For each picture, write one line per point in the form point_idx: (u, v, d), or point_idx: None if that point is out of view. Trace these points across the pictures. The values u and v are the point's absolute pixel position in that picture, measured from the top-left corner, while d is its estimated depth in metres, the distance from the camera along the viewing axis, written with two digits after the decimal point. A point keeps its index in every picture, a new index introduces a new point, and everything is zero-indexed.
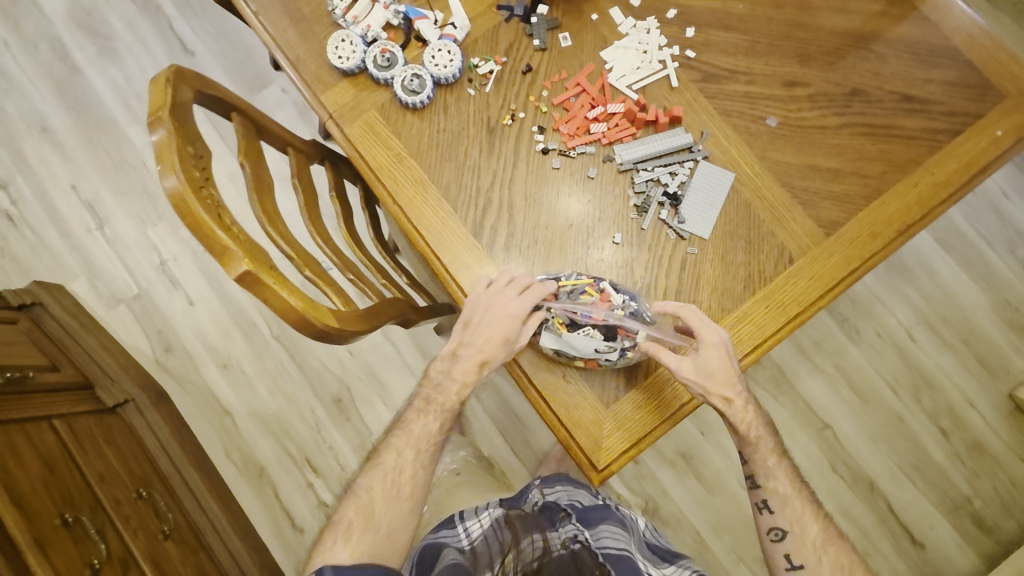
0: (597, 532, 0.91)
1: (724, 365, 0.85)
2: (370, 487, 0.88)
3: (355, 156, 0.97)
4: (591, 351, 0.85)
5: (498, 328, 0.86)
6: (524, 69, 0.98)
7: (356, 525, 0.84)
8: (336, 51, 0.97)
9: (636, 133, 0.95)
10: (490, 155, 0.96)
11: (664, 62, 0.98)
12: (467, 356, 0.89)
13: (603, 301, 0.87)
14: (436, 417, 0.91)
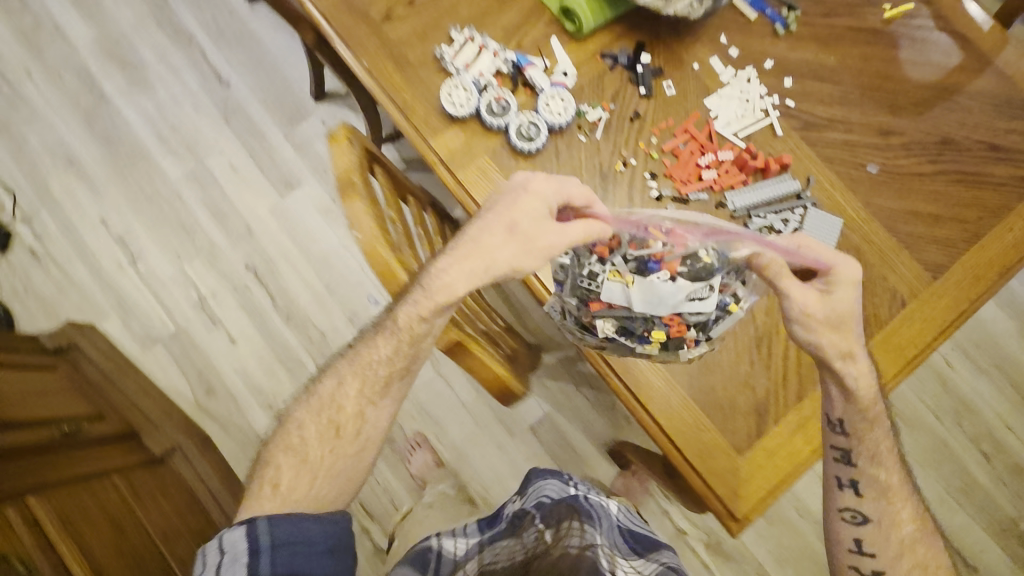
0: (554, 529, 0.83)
1: (850, 308, 0.82)
2: (308, 418, 0.88)
3: (468, 202, 0.96)
4: (680, 301, 0.73)
5: (554, 234, 0.76)
6: (632, 116, 1.00)
7: (267, 490, 0.84)
8: (450, 98, 0.96)
9: (746, 180, 0.98)
10: (604, 201, 0.96)
11: (766, 110, 1.01)
12: (512, 246, 0.79)
13: (675, 241, 0.73)
14: (391, 341, 0.86)
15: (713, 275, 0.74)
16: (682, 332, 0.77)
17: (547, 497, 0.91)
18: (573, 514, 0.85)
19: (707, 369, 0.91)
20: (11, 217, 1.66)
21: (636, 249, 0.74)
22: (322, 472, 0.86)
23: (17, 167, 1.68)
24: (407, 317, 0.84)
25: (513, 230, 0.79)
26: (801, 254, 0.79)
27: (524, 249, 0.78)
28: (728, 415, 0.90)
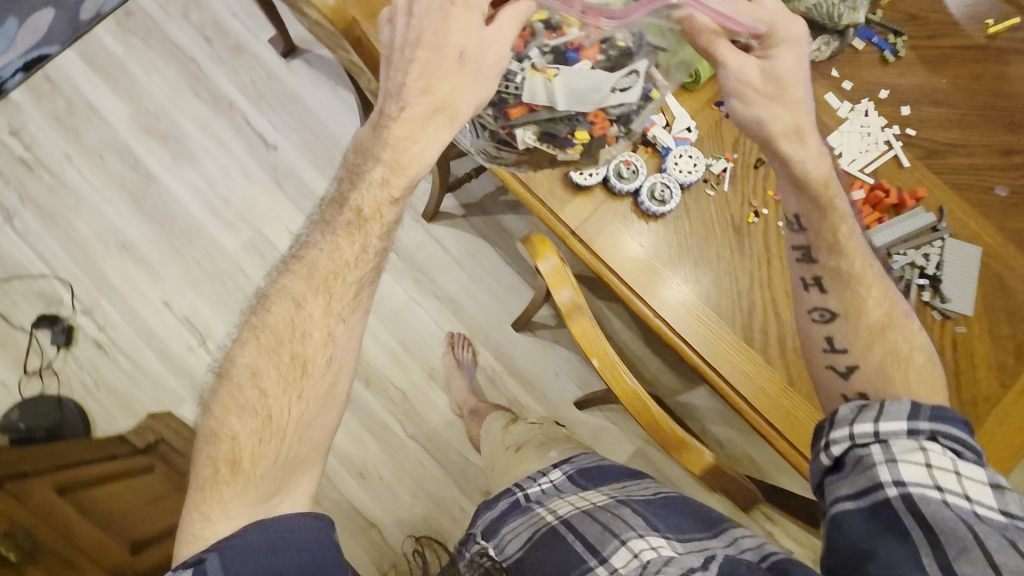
0: (497, 540, 0.88)
1: (796, 70, 0.76)
2: (226, 433, 0.73)
3: (604, 272, 0.94)
4: (608, 93, 0.77)
5: (500, 45, 0.72)
6: (757, 164, 0.97)
7: (219, 472, 0.71)
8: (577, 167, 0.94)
9: (881, 218, 0.96)
10: (741, 256, 0.95)
11: (888, 142, 0.99)
12: (449, 108, 0.74)
13: (590, 22, 0.74)
14: (315, 283, 0.77)
15: (625, 37, 0.76)
16: (605, 131, 0.83)
17: (485, 518, 0.94)
18: (507, 521, 0.90)
19: None
20: (71, 309, 1.61)
21: (551, 39, 0.76)
22: (244, 463, 0.71)
23: (70, 256, 1.63)
24: (331, 243, 0.78)
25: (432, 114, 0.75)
26: (741, 8, 0.72)
27: (449, 127, 0.75)
28: None
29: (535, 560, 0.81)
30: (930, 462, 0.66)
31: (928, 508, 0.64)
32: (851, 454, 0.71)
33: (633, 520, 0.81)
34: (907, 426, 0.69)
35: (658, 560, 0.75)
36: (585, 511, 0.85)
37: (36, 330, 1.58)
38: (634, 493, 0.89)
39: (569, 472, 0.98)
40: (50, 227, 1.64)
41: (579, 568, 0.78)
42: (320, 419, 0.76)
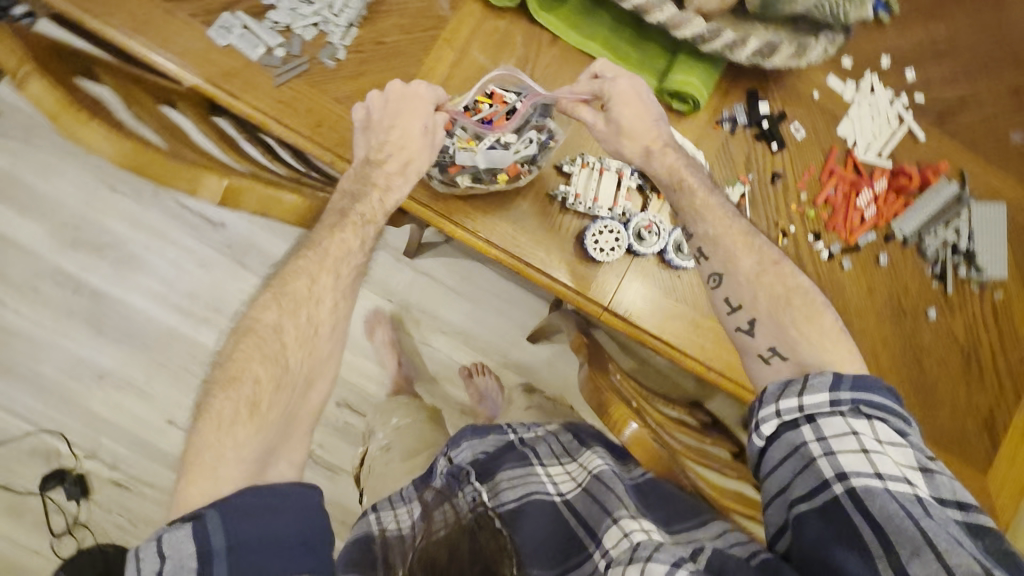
0: (493, 486, 0.87)
1: (639, 118, 0.83)
2: (251, 355, 0.75)
3: (645, 338, 0.88)
4: (511, 158, 0.80)
5: (413, 117, 0.81)
6: (775, 178, 0.91)
7: (238, 414, 0.71)
8: (597, 244, 0.85)
9: (908, 202, 0.92)
10: None
11: (899, 116, 0.93)
12: (386, 167, 0.82)
13: (497, 101, 0.83)
14: (330, 265, 0.82)
15: (514, 96, 0.83)
16: (519, 171, 0.82)
17: (476, 449, 0.94)
18: (506, 463, 0.90)
19: (932, 406, 0.93)
20: (75, 458, 1.50)
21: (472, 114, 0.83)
22: (265, 405, 0.73)
23: (49, 404, 1.50)
24: (335, 239, 0.83)
25: (370, 161, 0.83)
26: (581, 89, 0.85)
27: (404, 173, 0.82)
28: (962, 441, 0.94)
29: (528, 524, 0.81)
30: (857, 447, 0.65)
31: (870, 500, 0.62)
32: (785, 439, 0.70)
33: (614, 496, 0.79)
34: (830, 399, 0.68)
35: (648, 544, 0.70)
36: (567, 504, 0.83)
37: (46, 492, 1.48)
38: (615, 466, 0.86)
39: (570, 435, 0.97)
40: (14, 382, 1.48)
41: (577, 547, 0.77)
42: (306, 377, 0.79)
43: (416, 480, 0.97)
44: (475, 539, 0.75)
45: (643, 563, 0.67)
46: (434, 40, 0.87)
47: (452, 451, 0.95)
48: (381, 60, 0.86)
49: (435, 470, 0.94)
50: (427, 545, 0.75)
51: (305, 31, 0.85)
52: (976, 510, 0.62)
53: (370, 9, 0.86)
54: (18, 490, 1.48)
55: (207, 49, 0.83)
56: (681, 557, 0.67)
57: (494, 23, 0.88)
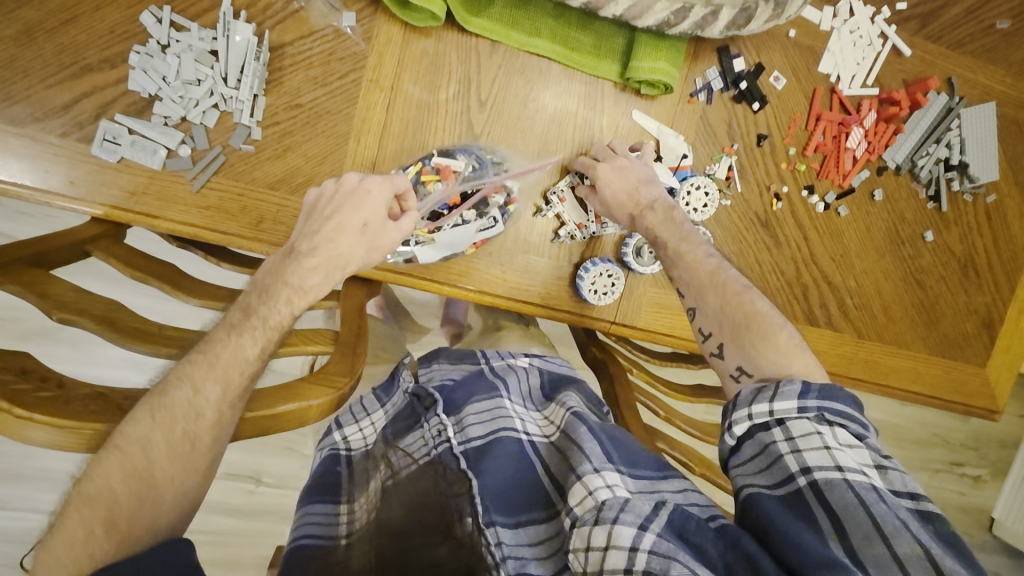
0: (458, 422, 0.63)
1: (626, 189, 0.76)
2: (109, 471, 0.48)
3: (661, 339, 0.87)
4: (473, 235, 0.76)
5: (357, 212, 0.65)
6: (761, 140, 0.84)
7: (90, 534, 0.46)
8: (592, 284, 0.81)
9: (898, 128, 0.87)
10: (779, 246, 0.88)
11: (881, 34, 0.85)
12: (308, 259, 0.63)
13: (445, 175, 0.75)
14: (220, 373, 0.55)
15: (464, 165, 0.76)
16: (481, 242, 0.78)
17: (445, 374, 0.70)
18: (474, 394, 0.66)
19: (937, 321, 0.95)
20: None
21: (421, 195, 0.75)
22: (126, 524, 0.48)
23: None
24: (232, 344, 0.57)
25: (294, 253, 0.63)
26: (563, 137, 0.80)
27: (327, 275, 0.64)
28: (965, 344, 0.97)
29: (492, 467, 0.58)
30: (818, 445, 0.55)
31: (832, 494, 0.52)
32: (752, 439, 0.59)
33: (578, 450, 0.58)
34: (798, 405, 0.58)
35: (615, 502, 0.52)
36: (534, 447, 0.62)
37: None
38: (585, 408, 0.64)
39: (542, 373, 0.74)
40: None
41: (540, 505, 0.58)
42: (182, 492, 0.52)
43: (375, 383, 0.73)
44: (435, 483, 0.57)
45: (607, 527, 0.50)
46: (357, 85, 0.74)
47: (422, 368, 0.73)
48: (304, 125, 0.74)
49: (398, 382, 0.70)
50: (388, 492, 0.59)
51: (205, 117, 0.71)
52: (925, 499, 0.52)
53: (271, 67, 0.72)
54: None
55: (99, 171, 0.70)
56: (650, 515, 0.50)
57: (420, 45, 0.75)
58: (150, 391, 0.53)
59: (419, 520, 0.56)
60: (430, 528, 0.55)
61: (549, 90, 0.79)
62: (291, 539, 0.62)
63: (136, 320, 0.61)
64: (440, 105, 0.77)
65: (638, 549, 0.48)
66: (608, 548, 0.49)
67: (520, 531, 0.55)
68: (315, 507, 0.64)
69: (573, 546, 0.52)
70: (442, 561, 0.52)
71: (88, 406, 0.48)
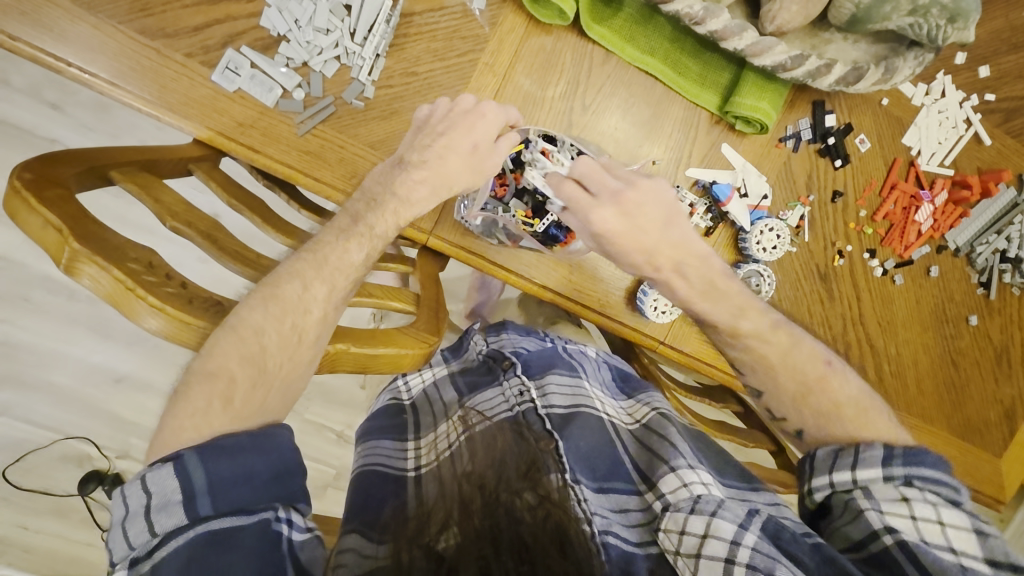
0: (540, 388, 0.68)
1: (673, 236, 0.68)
2: (228, 351, 0.50)
3: (705, 368, 0.89)
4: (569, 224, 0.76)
5: (469, 132, 0.67)
6: (836, 197, 0.87)
7: (210, 406, 0.49)
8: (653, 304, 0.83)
9: (965, 212, 0.91)
10: (832, 301, 0.90)
11: (967, 119, 0.88)
12: (419, 176, 0.66)
13: (547, 159, 0.74)
14: (328, 275, 0.58)
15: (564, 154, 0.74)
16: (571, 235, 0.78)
17: (521, 343, 0.77)
18: (555, 367, 0.72)
19: (963, 403, 0.98)
20: (107, 459, 1.26)
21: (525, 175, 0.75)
22: (240, 403, 0.50)
23: (57, 409, 1.23)
24: (339, 247, 0.60)
25: (406, 163, 0.66)
26: (657, 148, 0.82)
27: (433, 191, 0.66)
28: (985, 431, 0.99)
29: (576, 433, 0.63)
30: (904, 514, 0.55)
31: (924, 557, 0.52)
32: (837, 502, 0.60)
33: (668, 444, 0.62)
34: (882, 472, 0.58)
35: (712, 498, 0.55)
36: (615, 430, 0.66)
37: (86, 494, 1.23)
38: (669, 410, 0.69)
39: (609, 365, 0.80)
40: (23, 391, 1.21)
41: (623, 479, 0.61)
42: (288, 385, 0.54)
43: (445, 347, 0.84)
44: (523, 440, 0.58)
45: (706, 519, 0.53)
46: (473, 65, 0.77)
47: (492, 335, 0.80)
48: (415, 93, 0.76)
49: (468, 345, 0.80)
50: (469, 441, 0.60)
51: (325, 66, 0.73)
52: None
53: (397, 32, 0.74)
54: (56, 495, 1.25)
55: (213, 97, 0.72)
56: (746, 517, 0.53)
57: (539, 40, 0.77)
58: (267, 282, 0.56)
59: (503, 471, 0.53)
60: (524, 472, 0.53)
61: (648, 108, 0.81)
62: (359, 464, 0.67)
63: (234, 244, 0.62)
64: (545, 101, 0.79)
65: (739, 544, 0.51)
66: (706, 536, 0.52)
67: (603, 497, 0.59)
68: (381, 444, 0.70)
69: (666, 526, 0.55)
70: (531, 507, 0.49)
71: (206, 308, 0.48)
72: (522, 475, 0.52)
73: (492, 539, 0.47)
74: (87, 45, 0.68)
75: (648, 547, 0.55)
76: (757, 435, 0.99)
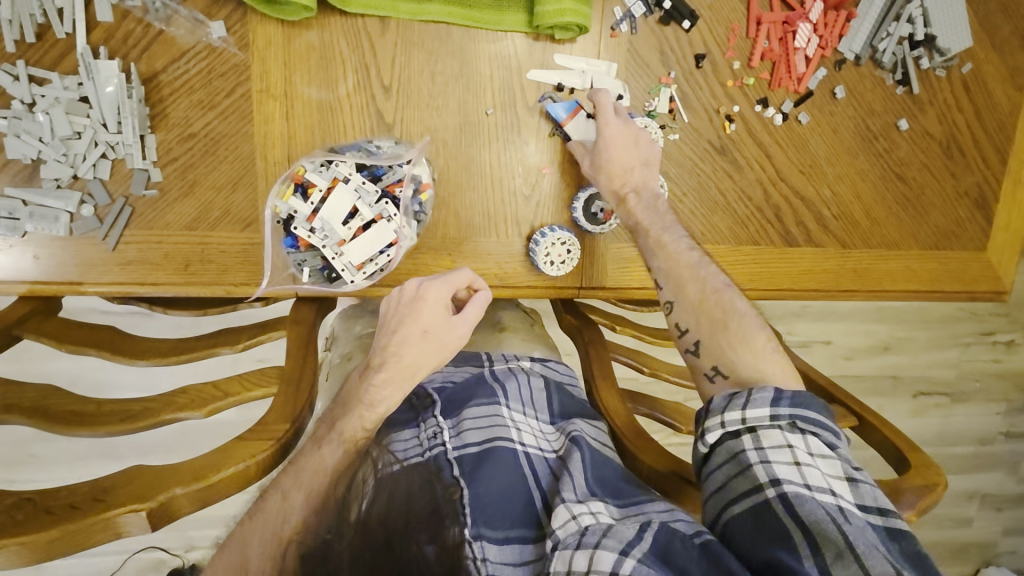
0: (457, 426, 0.66)
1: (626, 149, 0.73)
2: None
3: (636, 294, 0.82)
4: (389, 233, 0.69)
5: (419, 328, 0.64)
6: (700, 61, 0.77)
7: None
8: (547, 259, 0.76)
9: (850, 14, 0.79)
10: (739, 172, 0.81)
11: None
12: (384, 382, 0.62)
13: (328, 185, 0.67)
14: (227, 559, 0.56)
15: (350, 162, 0.68)
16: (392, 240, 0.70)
17: (446, 375, 0.74)
18: (474, 397, 0.69)
19: (925, 213, 0.88)
20: (177, 556, 1.30)
21: (316, 214, 0.67)
22: None
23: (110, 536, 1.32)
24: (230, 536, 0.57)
25: (369, 369, 0.63)
26: (485, 96, 0.73)
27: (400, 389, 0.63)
28: (960, 232, 0.90)
29: (488, 475, 0.61)
30: (789, 463, 0.57)
31: (801, 507, 0.54)
32: (723, 447, 0.61)
33: (568, 476, 0.62)
34: (770, 414, 0.60)
35: (597, 527, 0.53)
36: (529, 459, 0.64)
37: None
38: (585, 433, 0.67)
39: (545, 380, 0.76)
40: None
41: (528, 523, 0.59)
42: None
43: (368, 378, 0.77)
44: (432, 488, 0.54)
45: (589, 552, 0.51)
46: (247, 99, 0.68)
47: None
48: (203, 156, 0.69)
49: None
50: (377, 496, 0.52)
51: (96, 169, 0.66)
52: (895, 512, 0.55)
53: (150, 100, 0.66)
54: None
55: (5, 250, 0.67)
56: (633, 540, 0.52)
57: (303, 40, 0.68)
58: None
59: (404, 515, 0.49)
60: (430, 522, 0.49)
61: (456, 57, 0.72)
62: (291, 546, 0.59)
63: (71, 402, 0.58)
64: (342, 101, 0.70)
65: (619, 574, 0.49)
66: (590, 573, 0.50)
67: (507, 547, 0.57)
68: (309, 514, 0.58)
69: (555, 568, 0.53)
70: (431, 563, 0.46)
71: (14, 514, 0.43)
72: (423, 522, 0.49)
73: None
74: None
75: None
76: None
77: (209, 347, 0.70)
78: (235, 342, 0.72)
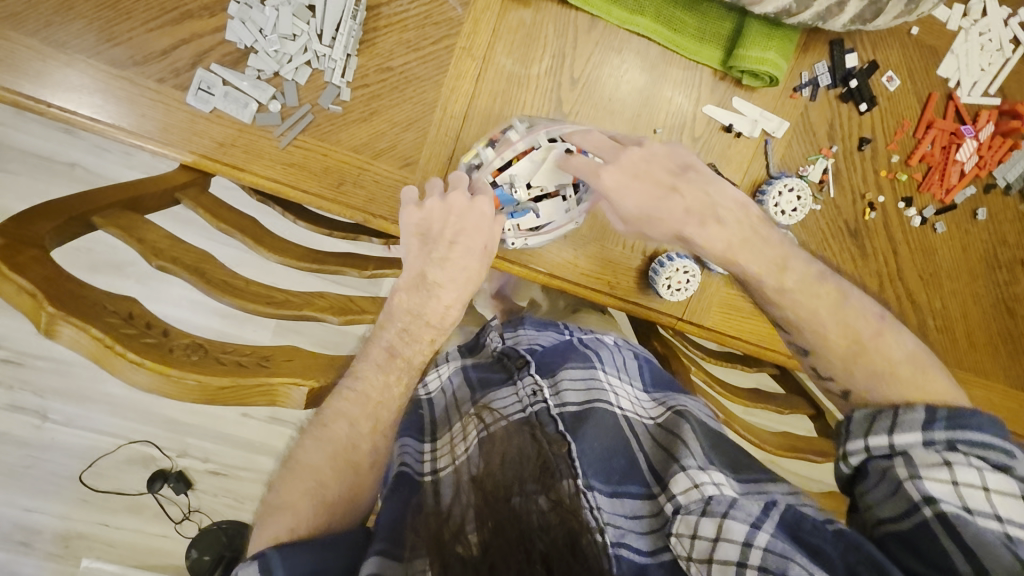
0: (554, 386, 0.68)
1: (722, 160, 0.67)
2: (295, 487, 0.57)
3: (730, 340, 0.84)
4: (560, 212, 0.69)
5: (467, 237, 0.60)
6: (864, 144, 0.79)
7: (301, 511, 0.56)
8: (666, 282, 0.78)
9: (1014, 144, 0.81)
10: (865, 259, 0.83)
11: (1015, 39, 0.79)
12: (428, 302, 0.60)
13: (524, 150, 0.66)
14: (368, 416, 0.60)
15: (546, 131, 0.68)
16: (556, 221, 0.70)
17: (533, 339, 0.78)
18: (569, 362, 0.71)
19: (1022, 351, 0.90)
20: (169, 458, 1.32)
21: (504, 170, 0.66)
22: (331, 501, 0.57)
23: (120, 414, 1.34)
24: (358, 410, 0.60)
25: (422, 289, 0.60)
26: (658, 117, 0.77)
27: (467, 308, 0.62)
28: None
29: (590, 434, 0.63)
30: (946, 480, 0.51)
31: (966, 529, 0.48)
32: (873, 470, 0.55)
33: (682, 444, 0.62)
34: (923, 438, 0.53)
35: (723, 499, 0.55)
36: (630, 424, 0.66)
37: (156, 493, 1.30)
38: (691, 409, 0.68)
39: (635, 354, 0.78)
40: (85, 406, 1.27)
41: (637, 481, 0.61)
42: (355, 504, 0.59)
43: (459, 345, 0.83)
44: (535, 438, 0.59)
45: (717, 522, 0.53)
46: (449, 51, 0.72)
47: (508, 332, 0.81)
48: (393, 90, 0.73)
49: (485, 342, 0.80)
50: (484, 442, 0.59)
51: (297, 73, 0.70)
52: None
53: (366, 26, 0.70)
54: (130, 494, 1.31)
55: (191, 120, 0.70)
56: (761, 515, 0.53)
57: (517, 15, 0.72)
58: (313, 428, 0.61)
59: (519, 470, 0.53)
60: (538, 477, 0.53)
61: (644, 72, 0.75)
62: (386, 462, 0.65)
63: (223, 273, 0.61)
64: (531, 80, 0.74)
65: (752, 544, 0.51)
66: (717, 539, 0.52)
67: (616, 500, 0.59)
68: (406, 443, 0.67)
69: (678, 530, 0.55)
70: (543, 511, 0.50)
71: (189, 355, 0.47)
72: (533, 477, 0.53)
73: (526, 548, 0.46)
74: (63, 85, 0.67)
75: (661, 555, 0.55)
76: (796, 401, 0.93)
77: (338, 265, 0.74)
78: (361, 268, 0.75)
